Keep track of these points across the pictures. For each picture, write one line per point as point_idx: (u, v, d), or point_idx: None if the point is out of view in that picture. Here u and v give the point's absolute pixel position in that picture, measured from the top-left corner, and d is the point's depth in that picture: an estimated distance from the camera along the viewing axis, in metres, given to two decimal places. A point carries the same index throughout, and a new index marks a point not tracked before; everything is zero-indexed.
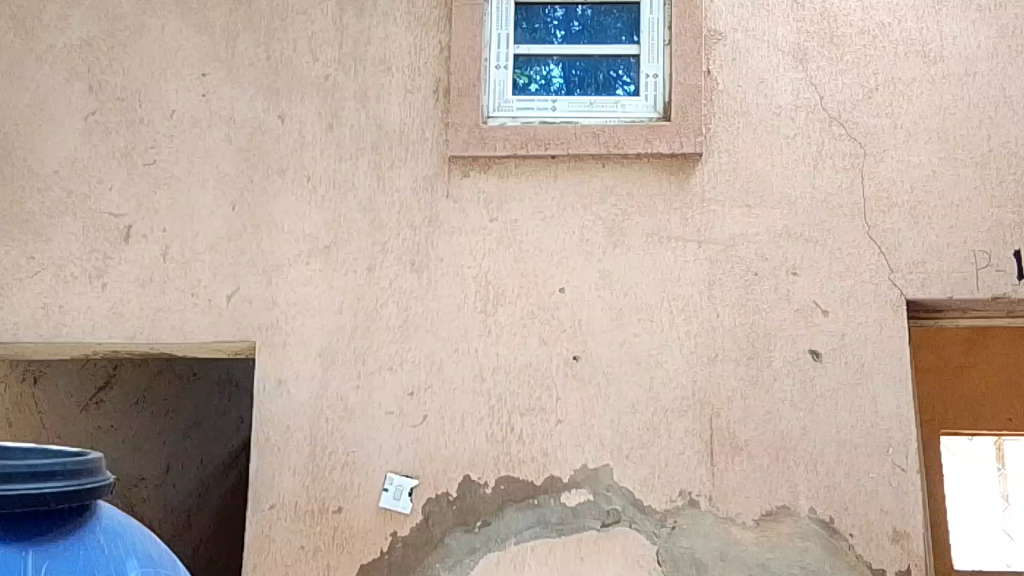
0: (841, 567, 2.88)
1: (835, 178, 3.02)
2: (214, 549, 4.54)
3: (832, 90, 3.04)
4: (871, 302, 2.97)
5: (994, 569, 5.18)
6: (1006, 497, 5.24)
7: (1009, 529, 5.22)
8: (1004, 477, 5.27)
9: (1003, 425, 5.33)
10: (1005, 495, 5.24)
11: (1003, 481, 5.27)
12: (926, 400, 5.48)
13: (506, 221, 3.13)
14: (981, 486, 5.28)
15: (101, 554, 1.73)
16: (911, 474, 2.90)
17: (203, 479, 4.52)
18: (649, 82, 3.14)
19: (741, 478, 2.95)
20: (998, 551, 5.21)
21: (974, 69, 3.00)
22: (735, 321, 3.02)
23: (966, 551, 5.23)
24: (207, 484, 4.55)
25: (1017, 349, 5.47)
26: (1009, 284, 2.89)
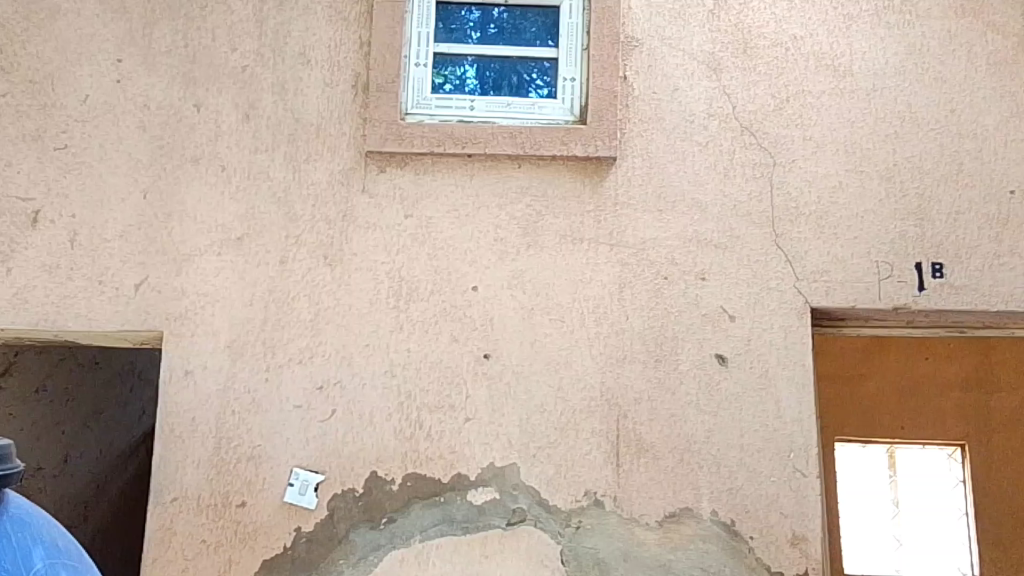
0: (740, 571, 2.81)
1: (744, 186, 3.02)
2: (111, 543, 4.41)
3: (743, 100, 3.07)
4: (776, 308, 2.94)
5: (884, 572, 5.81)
6: (897, 503, 5.88)
7: (899, 535, 5.88)
8: (894, 484, 5.91)
9: (896, 433, 5.87)
10: (896, 502, 5.89)
11: (895, 487, 5.91)
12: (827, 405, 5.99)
13: (421, 218, 3.12)
14: (875, 493, 5.91)
15: (5, 545, 1.72)
16: (812, 479, 2.85)
17: (101, 469, 4.40)
18: (566, 85, 3.17)
19: (646, 478, 2.89)
20: (890, 556, 5.85)
21: (882, 85, 3.04)
22: (644, 323, 2.98)
23: (861, 557, 5.84)
24: (106, 474, 4.43)
25: (911, 361, 5.99)
26: (910, 295, 2.88)
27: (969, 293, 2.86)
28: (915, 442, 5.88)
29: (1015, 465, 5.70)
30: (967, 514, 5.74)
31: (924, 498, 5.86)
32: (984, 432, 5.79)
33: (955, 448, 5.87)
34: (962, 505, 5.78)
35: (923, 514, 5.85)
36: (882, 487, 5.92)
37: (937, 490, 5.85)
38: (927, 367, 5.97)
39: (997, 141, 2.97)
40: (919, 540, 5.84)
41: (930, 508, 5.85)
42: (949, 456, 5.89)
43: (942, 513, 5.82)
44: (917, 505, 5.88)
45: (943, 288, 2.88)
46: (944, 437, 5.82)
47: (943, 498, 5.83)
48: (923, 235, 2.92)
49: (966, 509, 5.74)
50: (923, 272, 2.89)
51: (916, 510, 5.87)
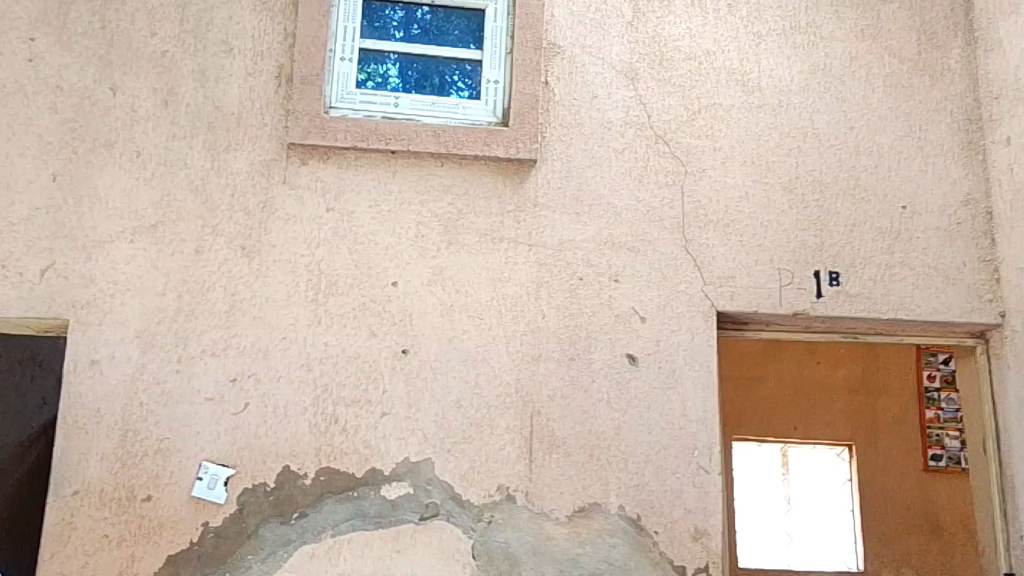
0: (644, 565, 2.88)
1: (658, 192, 3.13)
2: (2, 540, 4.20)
3: (659, 110, 3.19)
4: (683, 311, 3.05)
5: (776, 568, 5.39)
6: (788, 500, 5.55)
7: (791, 530, 5.51)
8: (788, 481, 5.60)
9: (790, 433, 5.69)
10: (788, 498, 5.55)
11: (787, 485, 5.60)
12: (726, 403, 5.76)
13: (343, 212, 3.12)
14: (771, 488, 5.57)
15: None
16: (714, 476, 2.96)
17: None
18: (490, 87, 3.23)
19: (558, 474, 2.95)
20: (780, 551, 5.46)
21: (787, 101, 3.20)
22: (560, 323, 3.05)
23: (751, 554, 5.43)
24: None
25: (805, 364, 5.88)
26: (808, 302, 3.02)
27: (863, 301, 3.02)
28: (807, 441, 5.69)
29: (886, 466, 5.64)
30: (855, 512, 5.57)
31: (820, 495, 5.60)
32: (866, 433, 5.72)
33: (843, 448, 5.73)
34: (848, 503, 5.61)
35: (810, 512, 5.55)
36: (774, 484, 5.59)
37: (820, 488, 5.63)
38: (822, 367, 5.87)
39: (892, 158, 3.15)
40: (814, 541, 5.51)
41: (814, 507, 5.57)
42: (838, 455, 5.73)
43: (825, 512, 5.58)
44: (802, 503, 5.56)
45: (839, 296, 3.03)
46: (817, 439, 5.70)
47: (832, 496, 5.62)
48: (822, 245, 3.07)
49: (854, 506, 5.58)
50: (821, 280, 3.04)
51: (805, 508, 5.55)
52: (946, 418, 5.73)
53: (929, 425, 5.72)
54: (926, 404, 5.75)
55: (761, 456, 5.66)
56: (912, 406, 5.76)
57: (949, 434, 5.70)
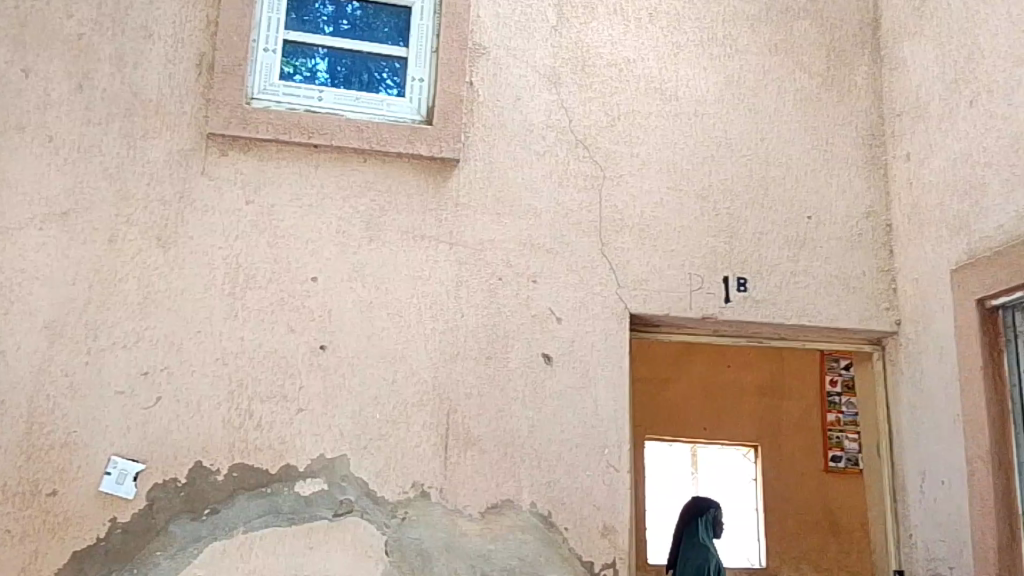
0: (553, 560, 2.92)
1: (576, 196, 3.18)
2: None
3: (580, 115, 3.25)
4: (598, 312, 3.11)
5: None
6: (696, 498, 5.73)
7: None
8: (696, 480, 5.79)
9: (698, 434, 5.82)
10: (695, 497, 5.73)
11: (695, 483, 5.78)
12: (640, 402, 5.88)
13: (262, 205, 3.07)
14: (679, 487, 5.75)
15: None
16: (623, 474, 3.02)
17: None
18: (415, 85, 3.24)
19: (472, 471, 2.96)
20: None
21: (703, 110, 3.28)
22: (478, 322, 3.07)
23: (659, 550, 5.60)
24: None
25: (717, 365, 5.99)
26: (717, 306, 3.12)
27: (769, 307, 3.12)
28: (715, 442, 5.85)
29: (791, 467, 5.81)
30: (759, 510, 5.76)
31: (725, 495, 5.78)
32: (772, 433, 5.87)
33: (748, 449, 5.90)
34: (752, 502, 5.80)
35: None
36: (682, 483, 5.77)
37: (727, 487, 5.81)
38: (731, 368, 6.01)
39: (801, 169, 3.26)
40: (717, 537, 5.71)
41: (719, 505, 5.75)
42: (744, 455, 5.90)
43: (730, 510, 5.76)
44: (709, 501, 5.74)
45: (746, 301, 3.13)
46: (726, 439, 5.84)
47: (738, 494, 5.81)
48: (731, 252, 3.17)
49: (757, 504, 5.77)
50: (729, 285, 3.14)
51: None
52: (846, 421, 5.93)
53: (829, 428, 5.90)
54: (828, 407, 5.91)
55: (670, 456, 5.84)
56: (814, 408, 5.91)
57: (848, 437, 5.90)
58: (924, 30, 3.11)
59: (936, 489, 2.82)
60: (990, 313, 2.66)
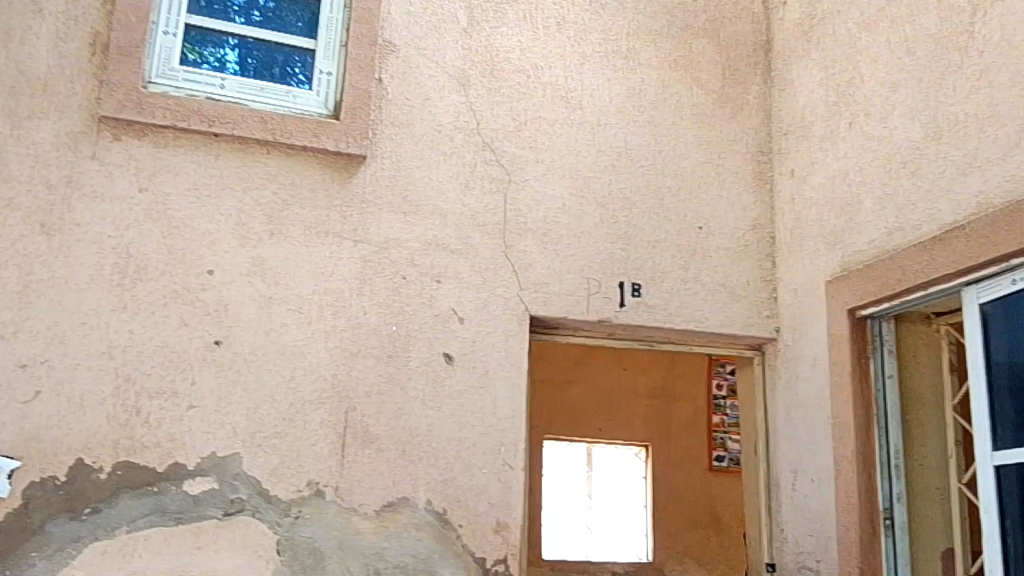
0: (447, 558, 2.94)
1: (481, 198, 3.22)
2: None
3: (487, 118, 3.28)
4: (499, 313, 3.16)
5: (574, 559, 5.70)
6: (590, 495, 5.84)
7: (591, 524, 5.81)
8: (591, 478, 5.89)
9: (593, 434, 5.95)
10: (590, 494, 5.84)
11: (590, 481, 5.89)
12: (538, 405, 5.96)
13: (157, 193, 2.96)
14: (574, 485, 5.86)
15: None
16: (517, 471, 3.07)
17: None
18: (322, 79, 3.20)
19: (368, 470, 2.95)
20: (579, 543, 5.77)
21: (606, 121, 3.38)
22: (380, 320, 3.05)
23: (553, 546, 5.71)
24: None
25: (613, 369, 6.16)
26: (612, 309, 3.22)
27: (661, 312, 3.25)
28: (608, 441, 6.00)
29: (679, 466, 6.02)
30: (649, 508, 5.92)
31: (618, 492, 5.93)
32: (662, 434, 6.07)
33: (640, 448, 6.08)
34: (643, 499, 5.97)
35: (608, 507, 5.87)
36: (577, 481, 5.88)
37: (619, 485, 5.96)
38: (623, 370, 6.17)
39: (695, 182, 3.40)
40: (609, 534, 5.85)
41: (612, 502, 5.89)
42: (635, 455, 6.08)
43: (621, 507, 5.92)
44: (602, 498, 5.86)
45: (640, 306, 3.24)
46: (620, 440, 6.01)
47: (629, 492, 5.96)
48: (628, 258, 3.28)
49: (647, 502, 5.93)
50: (624, 290, 3.25)
51: (605, 503, 5.87)
52: (730, 423, 6.25)
53: (715, 429, 6.18)
54: (715, 409, 6.20)
55: (567, 455, 5.94)
56: (701, 412, 6.17)
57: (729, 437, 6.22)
58: (810, 54, 3.30)
59: (805, 487, 2.99)
60: (859, 322, 2.83)
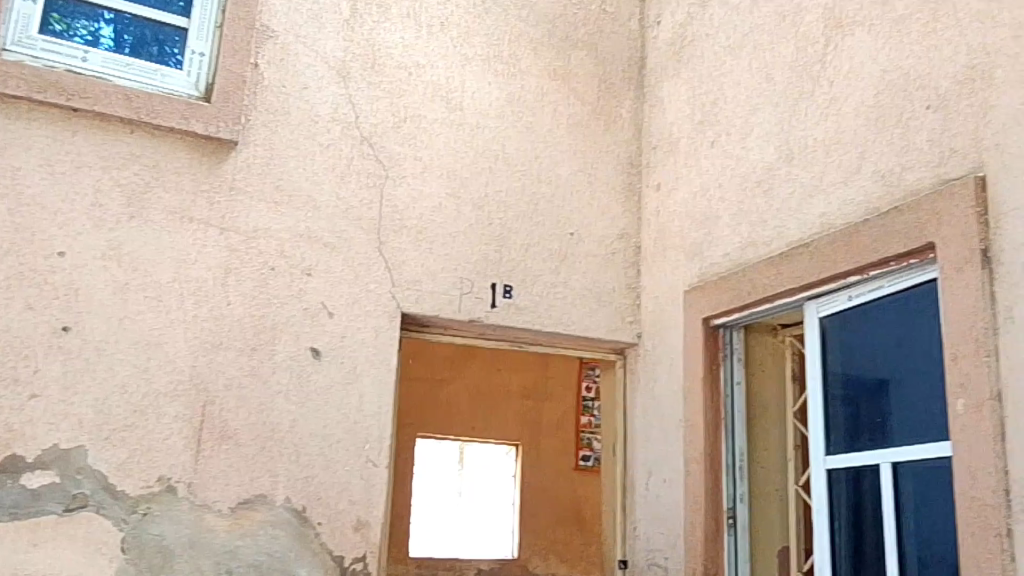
0: (304, 556, 2.89)
1: (357, 192, 3.18)
2: None
3: (366, 112, 3.25)
4: (370, 309, 3.13)
5: (439, 555, 5.78)
6: (459, 492, 5.94)
7: (459, 520, 5.91)
8: (462, 475, 5.98)
9: (466, 433, 6.00)
10: (459, 491, 5.95)
11: (461, 478, 5.98)
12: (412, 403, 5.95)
13: (5, 165, 2.74)
14: (444, 481, 5.96)
15: None
16: (380, 468, 3.06)
17: None
18: (194, 59, 3.09)
19: (224, 465, 2.85)
20: (445, 540, 5.86)
21: (485, 123, 3.41)
22: (245, 311, 2.97)
23: (419, 541, 5.79)
24: None
25: (487, 369, 6.19)
26: (484, 310, 3.25)
27: (531, 314, 3.31)
28: (481, 439, 6.06)
29: (550, 465, 6.12)
30: (516, 505, 6.01)
31: (488, 490, 6.03)
32: (534, 433, 6.15)
33: (512, 447, 6.17)
34: (511, 497, 6.06)
35: (477, 504, 5.97)
36: (448, 477, 5.97)
37: (489, 483, 6.05)
38: (497, 370, 6.22)
39: (569, 189, 3.48)
40: (476, 531, 5.94)
41: (481, 499, 5.99)
42: (507, 453, 6.17)
43: (490, 505, 6.02)
44: (471, 495, 5.96)
45: (511, 308, 3.29)
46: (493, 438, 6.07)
47: (499, 491, 6.06)
48: (501, 260, 3.32)
49: (515, 500, 6.03)
50: (496, 292, 3.29)
51: (474, 500, 5.97)
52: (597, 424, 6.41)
53: (582, 429, 6.29)
54: (583, 410, 6.31)
55: (440, 451, 6.02)
56: (571, 412, 6.28)
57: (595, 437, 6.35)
58: (680, 74, 3.44)
59: (658, 486, 3.12)
60: (713, 331, 2.98)
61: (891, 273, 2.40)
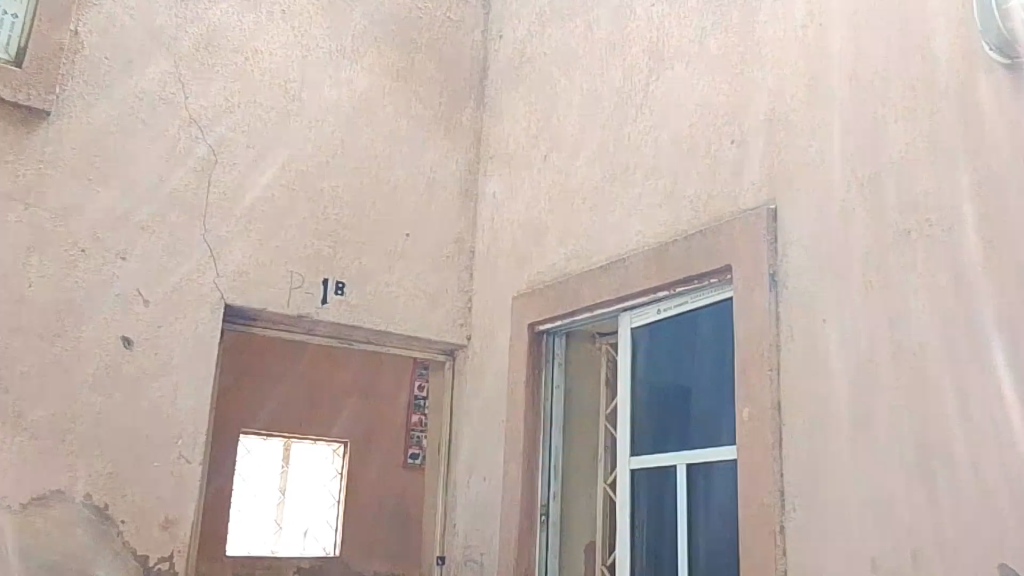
0: (103, 556, 2.72)
1: (182, 176, 3.05)
2: None
3: (197, 94, 3.12)
4: (191, 299, 3.01)
5: (258, 554, 5.63)
6: (283, 492, 5.78)
7: (281, 519, 5.75)
8: (285, 474, 5.83)
9: (292, 429, 5.90)
10: (283, 490, 5.78)
11: (284, 477, 5.83)
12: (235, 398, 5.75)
13: None
14: (267, 481, 5.79)
15: None
16: (195, 466, 2.94)
17: None
18: (6, 20, 2.81)
19: (13, 458, 2.64)
20: (266, 539, 5.70)
21: (323, 117, 3.37)
22: (49, 294, 2.77)
23: (238, 540, 5.61)
24: None
25: (313, 364, 6.15)
26: (313, 306, 3.21)
27: (362, 311, 3.30)
28: (307, 437, 5.97)
29: (378, 463, 6.11)
30: (337, 505, 5.97)
31: (311, 487, 5.91)
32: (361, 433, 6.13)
33: (338, 446, 6.11)
34: (335, 494, 6.00)
35: (300, 503, 5.83)
36: (271, 477, 5.81)
37: (313, 480, 5.94)
38: (320, 369, 6.16)
39: (405, 189, 3.50)
40: (298, 530, 5.80)
41: (305, 497, 5.85)
42: (332, 451, 6.10)
43: (314, 503, 5.90)
44: (295, 494, 5.81)
45: (341, 304, 3.27)
46: (320, 435, 6.02)
47: (323, 488, 5.97)
48: (333, 256, 3.29)
49: (339, 498, 5.98)
50: (327, 287, 3.25)
51: (297, 499, 5.82)
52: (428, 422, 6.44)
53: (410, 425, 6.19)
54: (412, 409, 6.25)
55: (263, 449, 5.83)
56: (399, 412, 6.24)
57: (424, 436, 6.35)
58: (518, 88, 3.55)
59: (478, 485, 3.21)
60: (536, 335, 3.12)
61: (695, 290, 2.61)
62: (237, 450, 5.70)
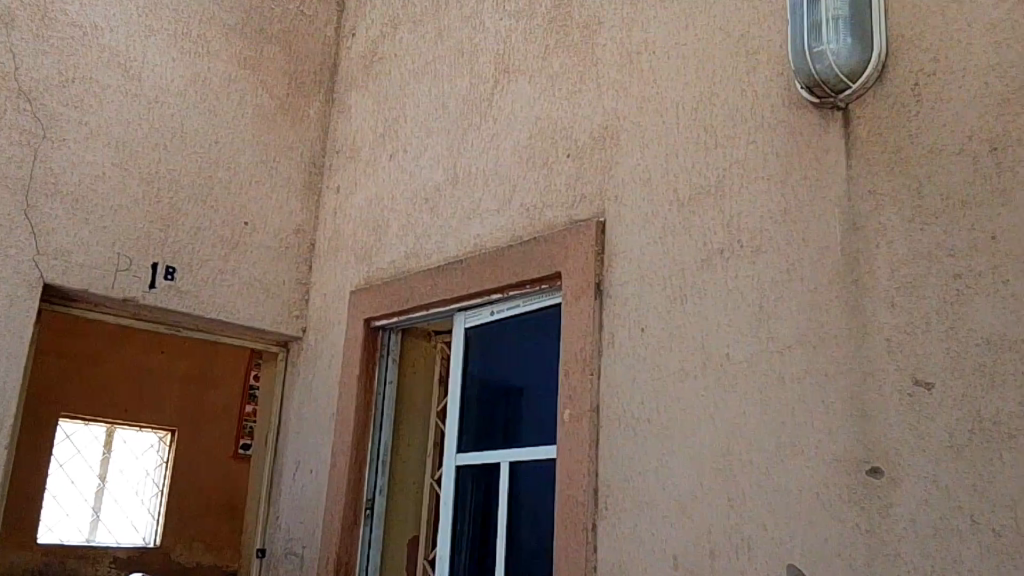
0: None
1: (4, 149, 2.87)
2: None
3: (27, 64, 2.95)
4: (8, 277, 2.83)
5: (71, 541, 5.38)
6: (103, 478, 5.53)
7: (99, 507, 5.50)
8: (107, 460, 5.59)
9: (118, 415, 5.68)
10: (103, 477, 5.54)
11: (105, 463, 5.58)
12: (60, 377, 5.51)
13: None
14: (86, 465, 5.51)
15: None
16: None
17: None
18: None
19: None
20: (81, 526, 5.44)
21: (163, 99, 3.25)
22: None
23: (49, 527, 5.31)
24: None
25: (152, 351, 5.99)
26: (139, 289, 3.10)
27: (193, 299, 3.22)
28: (134, 424, 5.76)
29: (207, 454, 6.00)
30: (160, 493, 5.79)
31: (134, 475, 5.68)
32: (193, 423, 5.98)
33: (166, 434, 5.93)
34: (159, 483, 5.81)
35: (121, 490, 5.59)
36: (91, 462, 5.54)
37: (137, 468, 5.72)
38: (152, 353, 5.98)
39: (246, 177, 3.43)
40: (117, 518, 5.56)
41: (125, 485, 5.62)
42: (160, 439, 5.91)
43: (135, 491, 5.68)
44: (116, 481, 5.57)
45: (170, 290, 3.17)
46: (150, 423, 5.82)
47: (145, 476, 5.75)
48: (166, 240, 3.19)
49: (163, 487, 5.80)
50: (157, 272, 3.15)
51: (118, 486, 5.58)
52: None
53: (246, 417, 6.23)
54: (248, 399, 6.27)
55: (84, 433, 5.58)
56: (234, 403, 6.21)
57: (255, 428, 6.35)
58: (368, 87, 3.53)
59: (305, 478, 3.19)
60: (372, 331, 3.14)
61: (526, 295, 2.70)
62: (56, 433, 5.43)
